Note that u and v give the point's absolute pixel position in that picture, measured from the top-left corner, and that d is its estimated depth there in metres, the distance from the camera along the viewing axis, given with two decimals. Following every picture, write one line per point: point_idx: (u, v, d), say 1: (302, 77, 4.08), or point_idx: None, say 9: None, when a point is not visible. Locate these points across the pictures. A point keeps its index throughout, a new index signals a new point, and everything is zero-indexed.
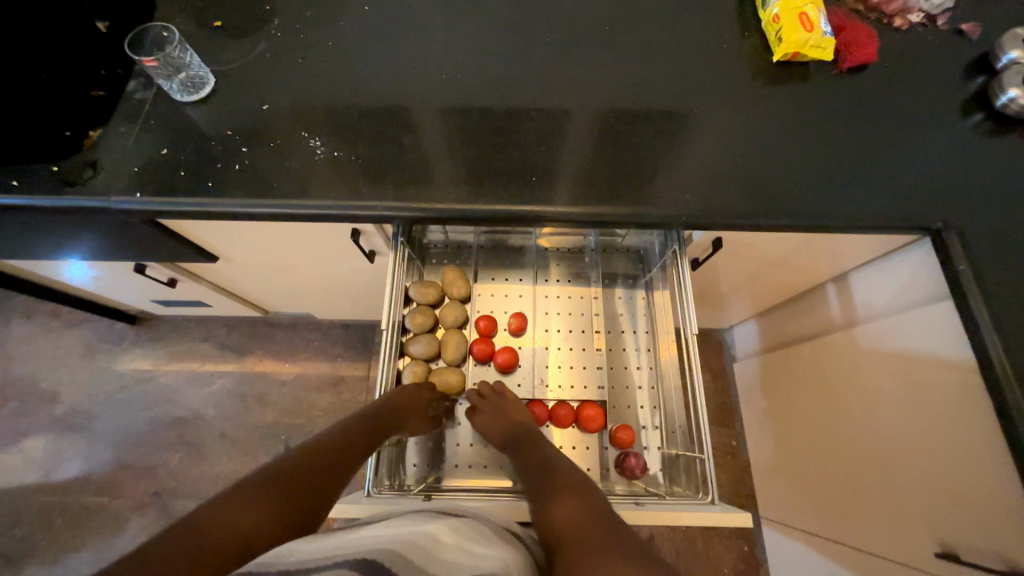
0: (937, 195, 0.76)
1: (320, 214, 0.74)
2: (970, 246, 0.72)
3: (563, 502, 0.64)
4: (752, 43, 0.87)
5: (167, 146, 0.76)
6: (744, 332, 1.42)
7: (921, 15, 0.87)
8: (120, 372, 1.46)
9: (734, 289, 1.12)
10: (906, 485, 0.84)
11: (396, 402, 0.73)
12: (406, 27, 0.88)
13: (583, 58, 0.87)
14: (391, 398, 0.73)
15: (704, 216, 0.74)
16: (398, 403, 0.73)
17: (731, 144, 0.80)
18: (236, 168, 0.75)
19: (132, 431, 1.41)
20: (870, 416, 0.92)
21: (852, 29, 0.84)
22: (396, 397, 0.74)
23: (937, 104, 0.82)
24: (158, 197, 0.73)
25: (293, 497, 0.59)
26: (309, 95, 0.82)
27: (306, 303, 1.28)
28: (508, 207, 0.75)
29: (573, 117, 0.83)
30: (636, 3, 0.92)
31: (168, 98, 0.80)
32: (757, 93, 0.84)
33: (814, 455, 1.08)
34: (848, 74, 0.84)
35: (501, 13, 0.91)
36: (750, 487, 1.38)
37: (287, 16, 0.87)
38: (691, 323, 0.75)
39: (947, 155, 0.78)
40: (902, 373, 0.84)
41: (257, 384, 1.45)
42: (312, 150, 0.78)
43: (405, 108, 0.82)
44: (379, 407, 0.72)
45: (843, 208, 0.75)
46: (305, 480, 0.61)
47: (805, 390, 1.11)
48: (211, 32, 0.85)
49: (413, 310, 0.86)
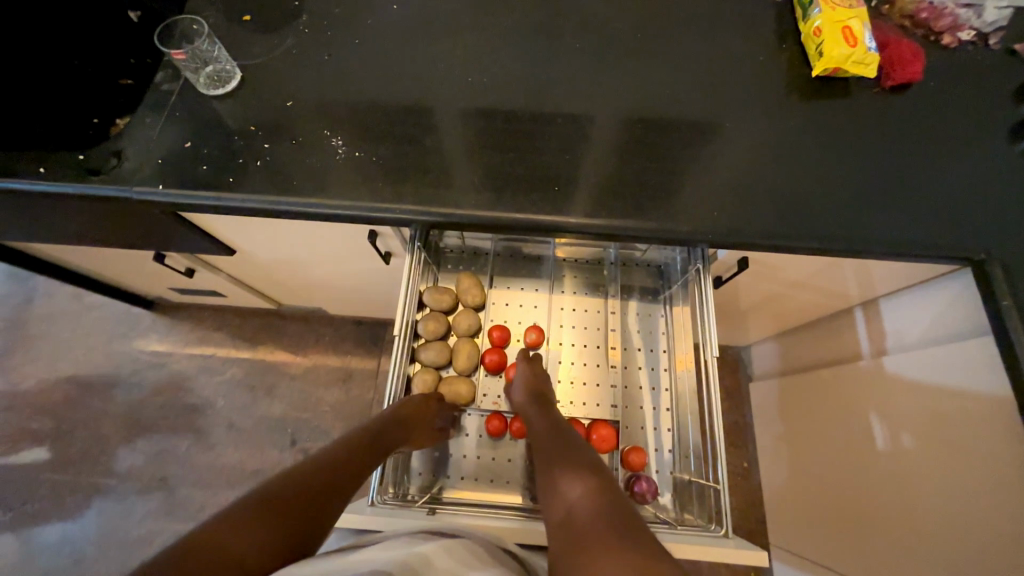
0: (982, 225, 0.72)
1: (338, 215, 0.74)
2: (1016, 281, 0.68)
3: (573, 482, 0.61)
4: (790, 56, 0.84)
5: (191, 139, 0.76)
6: (763, 352, 1.38)
7: (973, 33, 0.83)
8: (135, 355, 1.49)
9: (755, 308, 1.08)
10: (927, 526, 0.80)
11: (403, 414, 0.72)
12: (433, 28, 0.87)
13: (612, 65, 0.85)
14: (398, 409, 0.72)
15: (731, 235, 0.72)
16: (405, 415, 0.72)
17: (764, 161, 0.77)
18: (258, 164, 0.75)
19: (143, 415, 1.43)
20: (894, 451, 0.87)
21: (897, 46, 0.80)
22: (403, 408, 0.73)
23: (985, 127, 0.78)
24: (180, 190, 0.73)
25: (301, 508, 0.57)
26: (334, 93, 0.81)
27: (319, 299, 1.28)
28: (527, 216, 0.73)
29: (599, 125, 0.81)
30: (670, 10, 0.89)
31: (194, 90, 0.80)
32: (793, 108, 0.80)
33: (828, 485, 1.05)
34: (890, 92, 0.80)
35: (530, 16, 0.89)
36: (759, 511, 1.34)
37: (315, 12, 0.86)
38: (712, 347, 0.72)
39: (995, 183, 0.74)
40: (933, 410, 0.80)
41: (267, 376, 1.46)
42: (333, 150, 0.77)
43: (428, 110, 0.81)
44: (385, 418, 0.71)
45: (879, 234, 0.71)
46: (313, 490, 0.59)
47: (825, 417, 1.07)
48: (240, 26, 0.85)
49: (426, 316, 0.85)
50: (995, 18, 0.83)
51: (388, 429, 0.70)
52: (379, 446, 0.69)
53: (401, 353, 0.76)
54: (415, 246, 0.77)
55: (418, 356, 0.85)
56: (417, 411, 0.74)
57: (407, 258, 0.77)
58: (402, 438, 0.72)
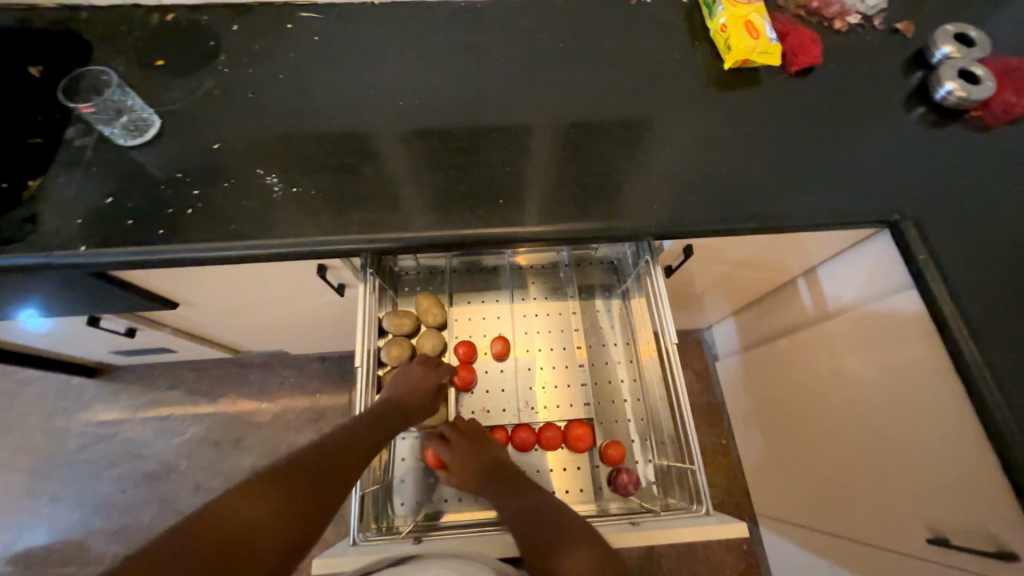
0: (891, 189, 0.78)
1: (282, 254, 0.71)
2: (926, 236, 0.75)
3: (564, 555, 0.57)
4: (703, 52, 0.89)
5: (113, 193, 0.72)
6: (722, 331, 1.43)
7: (859, 17, 0.91)
8: (80, 430, 1.38)
9: (709, 290, 1.13)
10: (892, 470, 0.85)
11: (400, 398, 0.72)
12: (360, 55, 0.87)
13: (541, 75, 0.88)
14: (396, 398, 0.72)
15: (673, 224, 0.75)
16: (403, 403, 0.72)
17: (692, 153, 0.81)
18: (188, 213, 0.72)
19: (98, 492, 1.32)
20: (851, 407, 0.93)
21: (795, 35, 0.86)
22: (401, 396, 0.73)
23: (882, 100, 0.85)
24: (106, 248, 0.68)
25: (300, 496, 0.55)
26: (264, 130, 0.79)
27: (278, 340, 1.23)
28: (477, 231, 0.74)
29: (536, 134, 0.83)
30: (588, 18, 0.93)
31: (110, 143, 0.76)
32: (713, 101, 0.85)
33: (799, 448, 1.10)
34: (795, 77, 0.86)
35: (456, 35, 0.90)
36: (743, 485, 1.39)
37: (234, 50, 0.84)
38: (670, 331, 0.75)
39: (897, 149, 0.81)
40: (878, 361, 0.85)
41: (231, 429, 1.39)
42: (270, 188, 0.75)
43: (364, 137, 0.81)
44: (382, 403, 0.71)
45: (805, 207, 0.77)
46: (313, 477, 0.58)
47: (786, 383, 1.12)
48: (153, 71, 0.82)
49: (389, 342, 0.84)
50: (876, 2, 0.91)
51: (390, 414, 0.70)
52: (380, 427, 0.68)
53: (368, 379, 0.74)
54: (368, 273, 0.76)
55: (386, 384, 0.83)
56: (418, 389, 0.75)
57: (362, 286, 0.76)
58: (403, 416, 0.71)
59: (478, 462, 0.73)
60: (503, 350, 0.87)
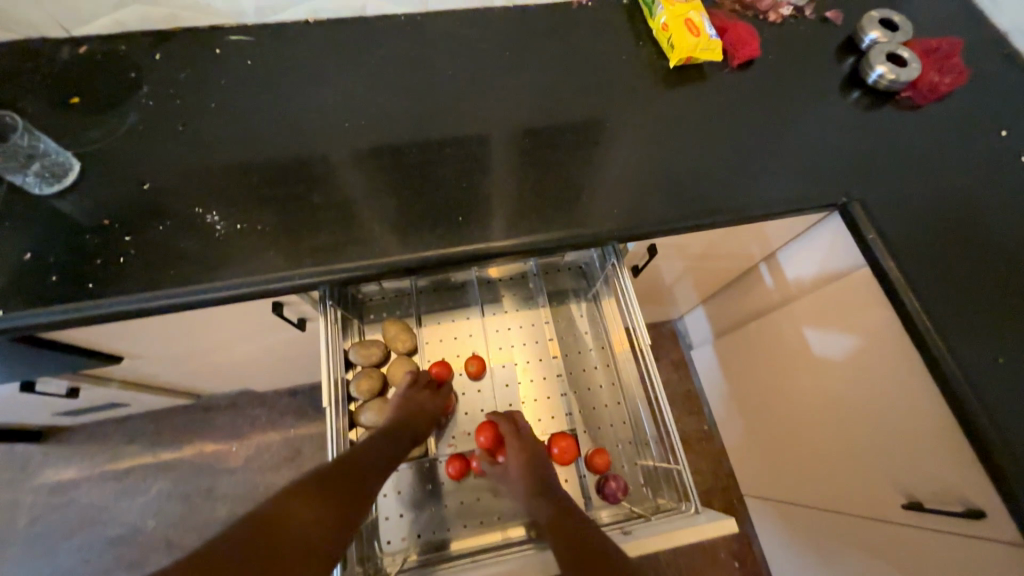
0: (837, 173, 0.81)
1: (228, 297, 0.67)
2: (873, 217, 0.78)
3: None
4: (647, 51, 0.90)
5: (31, 249, 0.66)
6: (693, 320, 1.46)
7: (791, 8, 0.94)
8: (29, 501, 1.26)
9: (677, 283, 1.14)
10: (864, 442, 0.88)
11: (415, 407, 0.75)
12: (298, 78, 0.83)
13: (489, 85, 0.86)
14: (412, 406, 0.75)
15: (636, 226, 0.75)
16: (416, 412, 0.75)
17: (646, 154, 0.81)
18: (121, 262, 0.66)
19: (57, 566, 1.22)
20: (821, 384, 0.96)
21: (733, 29, 0.88)
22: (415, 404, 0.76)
23: (820, 87, 0.88)
24: (28, 310, 0.62)
25: (344, 502, 0.59)
26: (199, 165, 0.74)
27: (242, 380, 1.16)
28: (439, 252, 0.72)
29: (490, 146, 0.81)
30: (531, 24, 0.92)
31: (24, 193, 0.69)
32: (661, 100, 0.86)
33: (777, 427, 1.13)
34: (738, 71, 0.88)
35: (398, 50, 0.87)
36: (728, 467, 1.42)
37: (157, 81, 0.78)
38: (642, 330, 0.76)
39: (838, 134, 0.84)
40: (840, 339, 0.88)
41: (201, 479, 1.30)
42: (211, 227, 0.70)
43: (310, 164, 0.77)
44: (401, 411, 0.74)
45: (760, 199, 0.78)
46: (358, 484, 0.61)
47: (759, 366, 1.15)
48: (67, 109, 0.75)
49: (358, 375, 0.80)
50: None
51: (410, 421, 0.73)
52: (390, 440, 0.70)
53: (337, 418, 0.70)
54: (327, 306, 0.73)
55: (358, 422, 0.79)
56: (422, 403, 0.76)
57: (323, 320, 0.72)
58: (406, 432, 0.72)
59: (529, 470, 0.73)
60: (480, 367, 0.85)
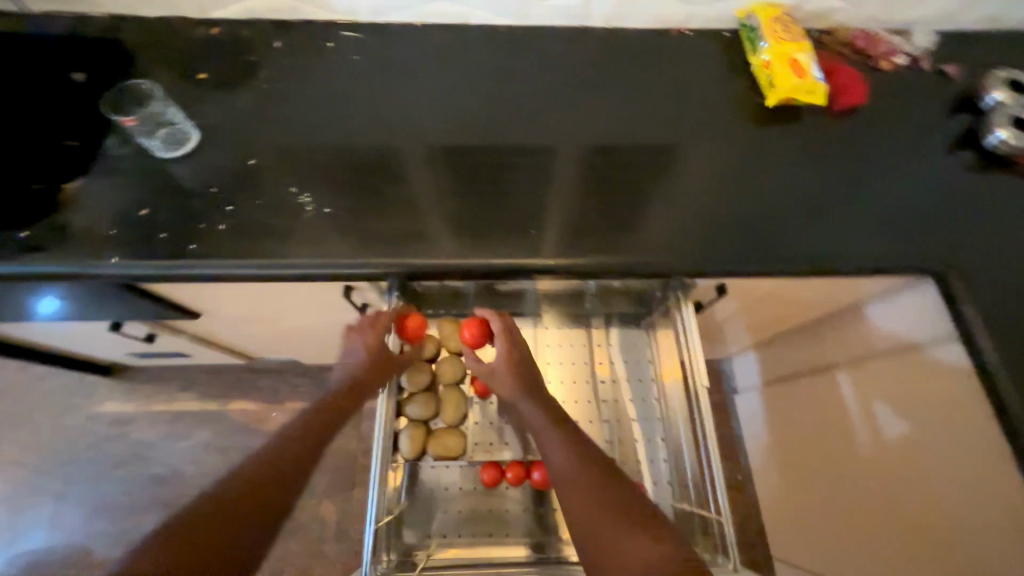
0: (937, 237, 0.76)
1: (310, 275, 0.71)
2: (974, 290, 0.72)
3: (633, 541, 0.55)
4: (743, 86, 0.88)
5: (146, 206, 0.72)
6: (744, 366, 1.34)
7: (905, 57, 0.89)
8: (92, 429, 1.38)
9: (736, 324, 1.10)
10: (923, 530, 0.82)
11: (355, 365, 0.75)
12: (397, 76, 0.87)
13: (577, 103, 0.87)
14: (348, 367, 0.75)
15: (710, 263, 0.73)
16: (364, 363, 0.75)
17: (729, 191, 0.79)
18: (220, 228, 0.72)
19: (105, 493, 1.32)
20: (882, 459, 0.90)
21: (840, 73, 0.85)
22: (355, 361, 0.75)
23: (928, 144, 0.83)
24: (136, 260, 0.68)
25: (260, 509, 0.58)
26: (298, 147, 0.79)
27: (294, 350, 1.22)
28: (508, 261, 0.73)
29: (572, 161, 0.82)
30: (627, 47, 0.92)
31: (147, 154, 0.76)
32: (752, 138, 0.83)
33: (823, 494, 1.06)
34: (839, 116, 0.85)
35: (493, 59, 0.90)
36: (759, 525, 1.35)
37: (273, 66, 0.85)
38: (702, 371, 0.74)
39: (943, 197, 0.79)
40: (913, 417, 0.82)
41: (241, 436, 1.38)
42: (301, 207, 0.74)
43: (398, 158, 0.80)
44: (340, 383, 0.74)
45: (847, 253, 0.74)
46: (268, 486, 0.60)
47: (812, 424, 1.09)
48: (194, 83, 0.82)
49: (411, 368, 0.85)
50: (923, 43, 0.89)
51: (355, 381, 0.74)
52: (341, 390, 0.73)
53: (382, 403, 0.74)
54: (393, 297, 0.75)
55: (404, 412, 0.83)
56: (364, 341, 0.75)
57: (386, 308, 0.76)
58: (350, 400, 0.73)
59: (514, 368, 0.72)
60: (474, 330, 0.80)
